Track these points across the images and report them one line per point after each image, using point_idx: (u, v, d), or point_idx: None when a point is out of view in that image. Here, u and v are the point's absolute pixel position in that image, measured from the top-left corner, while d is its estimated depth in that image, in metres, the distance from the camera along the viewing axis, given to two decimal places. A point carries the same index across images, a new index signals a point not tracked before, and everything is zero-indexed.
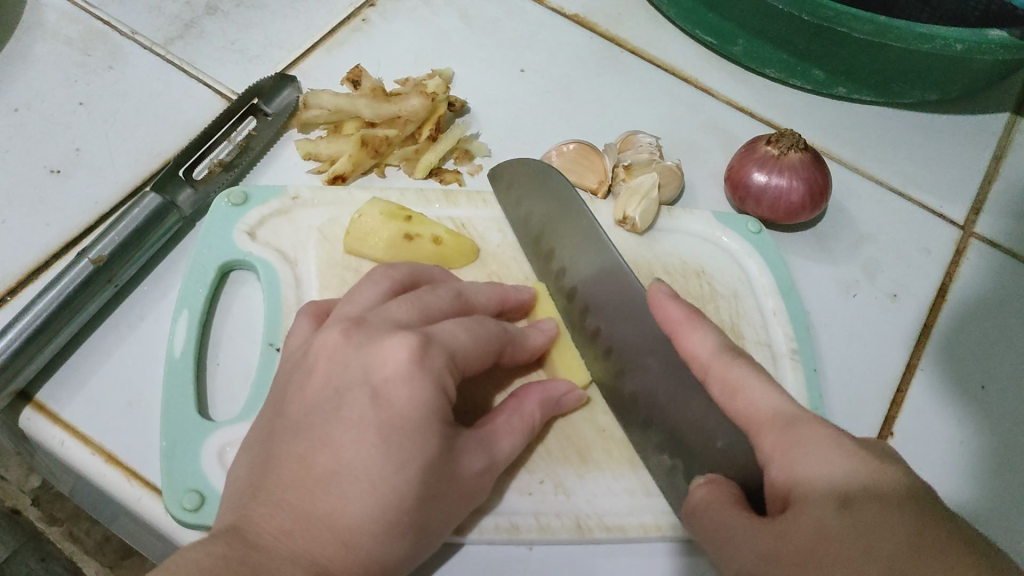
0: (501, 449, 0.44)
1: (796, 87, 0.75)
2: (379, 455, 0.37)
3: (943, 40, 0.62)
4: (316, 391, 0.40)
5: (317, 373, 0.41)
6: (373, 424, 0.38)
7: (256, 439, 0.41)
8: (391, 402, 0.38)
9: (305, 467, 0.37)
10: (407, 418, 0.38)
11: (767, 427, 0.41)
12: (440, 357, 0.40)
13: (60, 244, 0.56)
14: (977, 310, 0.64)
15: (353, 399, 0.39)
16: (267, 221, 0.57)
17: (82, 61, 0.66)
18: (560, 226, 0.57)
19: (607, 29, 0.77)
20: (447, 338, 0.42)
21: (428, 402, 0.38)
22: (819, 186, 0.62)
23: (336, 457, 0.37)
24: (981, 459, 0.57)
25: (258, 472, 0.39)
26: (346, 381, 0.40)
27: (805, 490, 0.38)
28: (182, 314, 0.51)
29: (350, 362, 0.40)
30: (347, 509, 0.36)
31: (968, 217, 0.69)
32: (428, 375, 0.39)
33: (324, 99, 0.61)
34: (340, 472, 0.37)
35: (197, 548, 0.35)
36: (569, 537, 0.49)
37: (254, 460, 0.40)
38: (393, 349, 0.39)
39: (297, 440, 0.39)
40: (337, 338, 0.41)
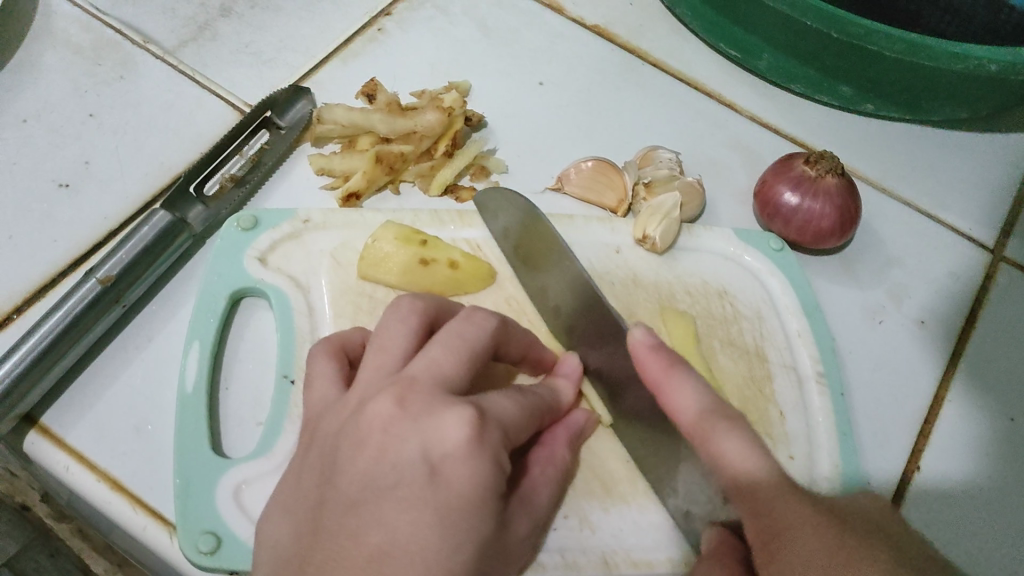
0: (540, 505, 0.44)
1: (821, 102, 0.73)
2: (437, 538, 0.34)
3: (977, 61, 0.60)
4: (370, 461, 0.36)
5: (369, 443, 0.37)
6: (431, 503, 0.35)
7: (301, 504, 0.37)
8: (450, 480, 0.36)
9: (357, 546, 0.33)
10: (465, 498, 0.35)
11: (750, 522, 0.39)
12: (495, 432, 0.38)
13: (68, 262, 0.55)
14: (1005, 337, 0.62)
15: (407, 474, 0.36)
16: (277, 247, 0.55)
17: (92, 70, 0.65)
18: (539, 253, 0.55)
19: (628, 40, 0.75)
20: (500, 412, 0.40)
21: (486, 484, 0.36)
22: (851, 214, 0.61)
23: (389, 535, 0.34)
24: (1011, 495, 0.55)
25: (302, 545, 0.35)
26: (401, 457, 0.36)
27: (782, 573, 0.36)
28: (194, 345, 0.50)
29: (405, 435, 0.37)
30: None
31: (997, 241, 0.67)
32: (486, 455, 0.37)
33: (338, 113, 0.60)
34: (395, 553, 0.33)
35: None
36: (595, 574, 0.48)
37: (299, 533, 0.36)
38: (452, 425, 0.37)
39: (349, 516, 0.35)
40: (389, 408, 0.38)
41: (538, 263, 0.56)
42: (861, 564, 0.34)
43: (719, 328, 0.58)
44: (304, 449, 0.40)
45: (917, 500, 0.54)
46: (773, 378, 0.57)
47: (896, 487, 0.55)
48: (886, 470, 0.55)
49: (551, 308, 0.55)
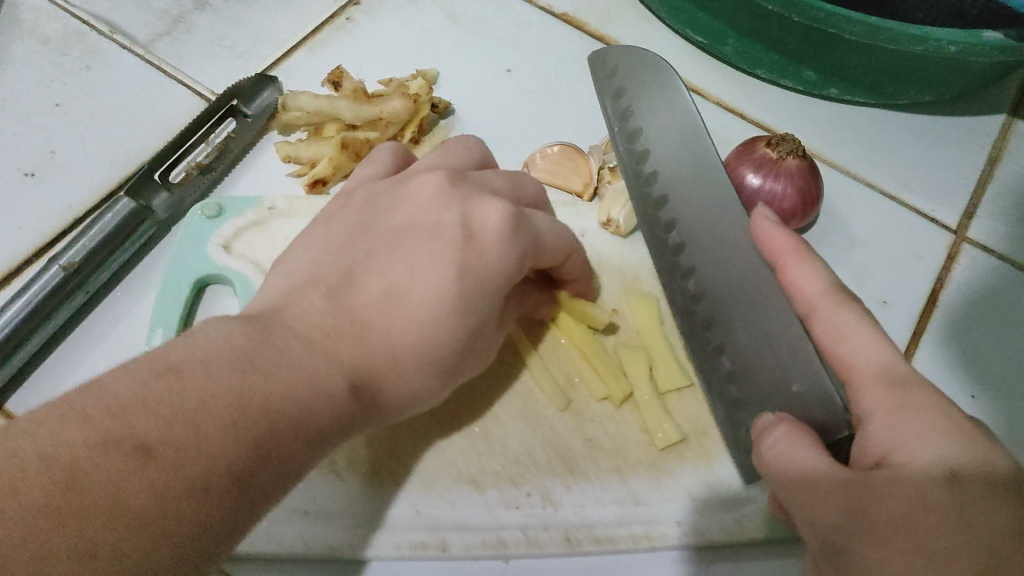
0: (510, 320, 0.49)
1: (786, 88, 0.74)
2: (449, 295, 0.42)
3: (937, 42, 0.60)
4: (407, 216, 0.45)
5: (408, 205, 0.46)
6: (453, 259, 0.43)
7: (331, 240, 0.46)
8: (478, 252, 0.43)
9: (378, 280, 0.42)
10: (488, 266, 0.43)
11: (874, 388, 0.42)
12: (529, 236, 0.45)
13: (32, 250, 0.55)
14: (967, 315, 0.62)
15: (442, 234, 0.44)
16: (242, 233, 0.56)
17: (58, 61, 0.65)
18: (670, 151, 0.54)
19: (596, 27, 0.75)
20: (537, 223, 0.46)
21: (507, 270, 0.44)
22: (813, 195, 0.62)
23: (404, 281, 0.42)
24: None
25: (326, 270, 0.43)
26: (431, 224, 0.44)
27: (905, 458, 0.38)
28: (158, 331, 0.51)
29: (449, 206, 0.45)
30: (401, 327, 0.41)
31: (961, 221, 0.67)
32: (516, 243, 0.44)
33: (303, 100, 0.61)
34: (407, 292, 0.42)
35: (224, 327, 0.37)
36: (558, 550, 0.48)
37: (317, 265, 0.44)
38: (490, 210, 0.44)
39: (371, 255, 0.44)
40: (433, 186, 0.46)
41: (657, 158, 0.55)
42: (962, 449, 0.38)
43: None
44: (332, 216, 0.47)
45: None
46: None
47: None
48: None
49: (645, 178, 0.55)
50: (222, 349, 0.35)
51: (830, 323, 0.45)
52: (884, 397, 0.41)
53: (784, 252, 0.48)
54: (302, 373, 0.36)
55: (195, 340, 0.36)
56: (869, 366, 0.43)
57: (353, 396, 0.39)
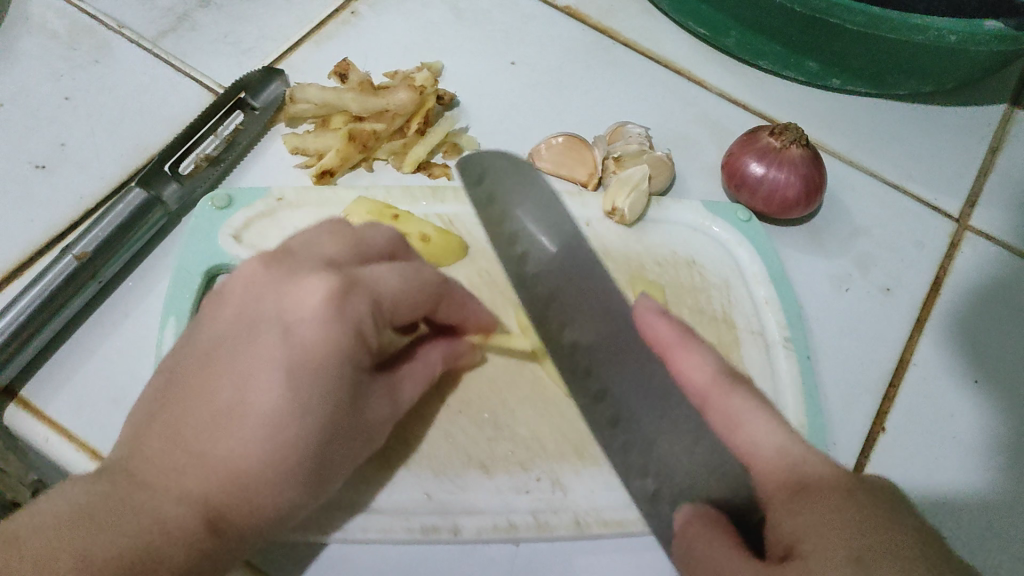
0: (405, 398, 0.46)
1: (789, 79, 0.74)
2: (286, 398, 0.38)
3: (937, 32, 0.61)
4: (234, 313, 0.42)
5: (231, 302, 0.42)
6: (281, 362, 0.39)
7: (162, 371, 0.42)
8: (304, 339, 0.39)
9: (207, 404, 0.38)
10: (316, 359, 0.39)
11: (773, 475, 0.38)
12: (365, 300, 0.41)
13: (44, 241, 0.56)
14: (970, 302, 0.63)
15: (263, 333, 0.40)
16: (252, 224, 0.56)
17: (68, 55, 0.66)
18: (508, 194, 0.53)
19: (598, 20, 0.76)
20: (375, 280, 0.42)
21: (341, 342, 0.40)
22: (816, 183, 0.62)
23: (241, 395, 0.38)
24: (975, 454, 0.56)
25: (160, 399, 0.40)
26: (260, 315, 0.41)
27: (808, 543, 0.34)
28: (171, 320, 0.51)
29: (268, 295, 0.41)
30: (244, 451, 0.37)
31: (962, 210, 0.68)
32: (346, 321, 0.40)
33: (311, 92, 0.61)
34: (246, 412, 0.38)
35: (77, 487, 0.36)
36: (568, 534, 0.49)
37: (156, 390, 0.40)
38: (310, 291, 0.40)
39: (201, 372, 0.40)
40: (257, 270, 0.43)
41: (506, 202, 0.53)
42: (875, 537, 0.33)
43: (686, 297, 0.60)
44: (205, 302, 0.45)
45: (883, 460, 0.56)
46: (740, 344, 0.58)
47: (862, 449, 0.56)
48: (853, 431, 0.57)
49: (515, 256, 0.52)
50: (61, 518, 0.34)
51: (723, 411, 0.40)
52: (791, 486, 0.37)
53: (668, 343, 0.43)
54: (150, 523, 0.35)
55: (48, 503, 0.35)
56: (771, 455, 0.38)
57: (216, 534, 0.36)
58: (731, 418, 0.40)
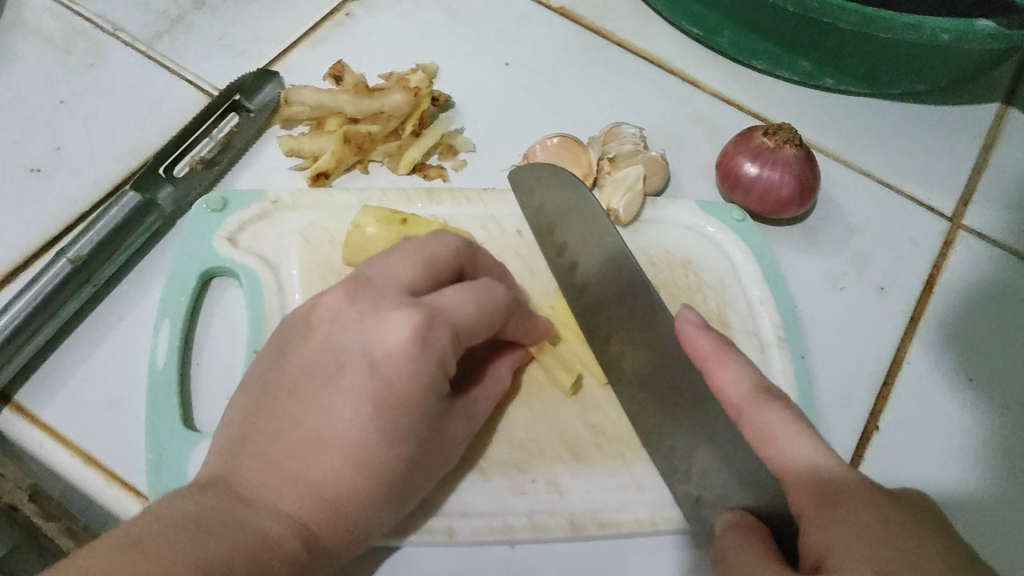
0: (483, 411, 0.48)
1: (783, 79, 0.74)
2: (374, 430, 0.40)
3: (930, 30, 0.61)
4: (318, 344, 0.43)
5: (317, 333, 0.43)
6: (369, 395, 0.40)
7: (253, 384, 0.44)
8: (389, 375, 0.40)
9: (298, 429, 0.40)
10: (403, 393, 0.40)
11: (799, 485, 0.38)
12: (444, 333, 0.41)
13: (40, 245, 0.56)
14: (964, 301, 0.63)
15: (350, 366, 0.41)
16: (247, 226, 0.56)
17: (62, 59, 0.66)
18: (569, 217, 0.56)
19: (593, 21, 0.76)
20: (452, 311, 0.42)
21: (426, 378, 0.41)
22: (810, 183, 0.62)
23: (329, 424, 0.40)
24: (969, 452, 0.56)
25: (251, 419, 0.42)
26: (347, 348, 0.42)
27: (838, 562, 0.35)
28: (165, 323, 0.51)
29: (353, 329, 0.42)
30: (331, 477, 0.40)
31: (956, 209, 0.68)
32: (430, 356, 0.41)
33: (306, 95, 0.61)
34: (333, 440, 0.40)
35: (188, 497, 0.38)
36: (564, 535, 0.49)
37: (249, 406, 0.43)
38: (397, 324, 0.41)
39: (292, 398, 0.41)
40: (340, 299, 0.43)
41: (564, 228, 0.57)
42: (908, 556, 0.35)
43: (682, 297, 0.60)
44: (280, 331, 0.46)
45: (877, 458, 0.56)
46: (735, 343, 0.58)
47: (856, 448, 0.56)
48: (846, 430, 0.57)
49: (566, 266, 0.57)
50: (184, 520, 0.36)
51: (758, 426, 0.41)
52: (823, 498, 0.38)
53: (706, 356, 0.44)
54: (254, 536, 0.37)
55: (160, 512, 0.37)
56: (800, 465, 0.39)
57: (309, 550, 0.39)
58: (761, 435, 0.41)
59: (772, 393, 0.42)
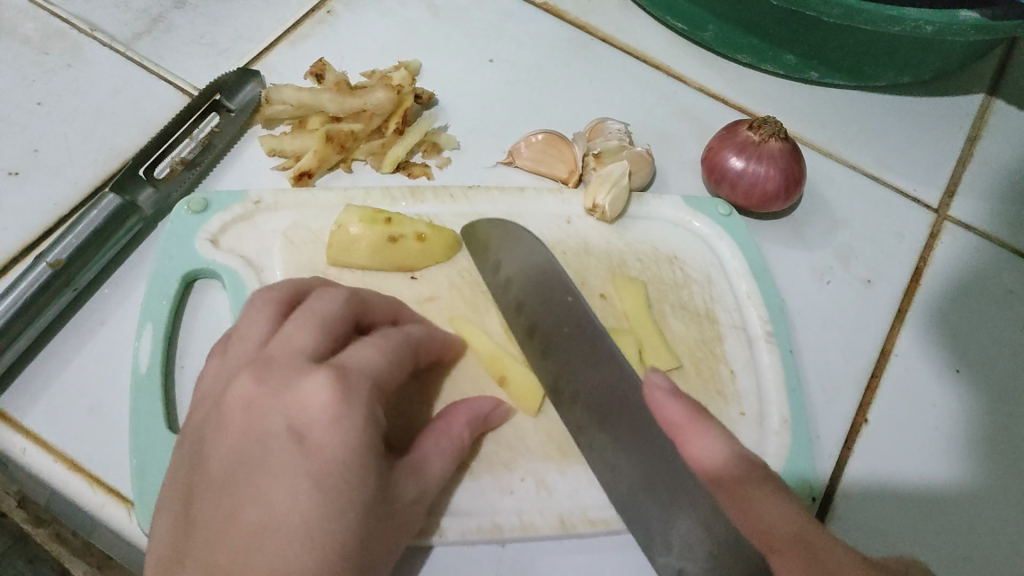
0: (434, 477, 0.44)
1: (767, 72, 0.74)
2: (319, 505, 0.36)
3: (913, 22, 0.61)
4: (234, 440, 0.39)
5: (229, 428, 0.40)
6: (304, 470, 0.37)
7: (171, 510, 0.38)
8: (317, 444, 0.37)
9: (235, 526, 0.35)
10: (337, 459, 0.37)
11: (780, 554, 0.37)
12: (363, 385, 0.41)
13: (19, 249, 0.55)
14: (950, 293, 0.63)
15: (276, 448, 0.38)
16: (229, 228, 0.56)
17: (39, 60, 0.65)
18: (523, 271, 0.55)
19: (577, 16, 0.76)
20: (364, 363, 0.42)
21: (361, 437, 0.38)
22: (796, 176, 0.62)
23: (267, 512, 0.36)
24: (956, 443, 0.57)
25: (179, 541, 0.36)
26: (268, 429, 0.38)
27: None
28: (147, 327, 0.50)
29: (269, 410, 0.39)
30: (283, 570, 0.34)
31: (941, 201, 0.68)
32: (357, 406, 0.39)
33: (287, 93, 0.61)
34: (273, 528, 0.35)
35: None
36: (553, 533, 0.49)
37: (173, 529, 0.37)
38: (313, 390, 0.39)
39: (222, 501, 0.37)
40: (249, 385, 0.40)
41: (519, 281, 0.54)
42: None
43: (669, 292, 0.59)
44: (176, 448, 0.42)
45: (865, 451, 0.56)
46: (723, 338, 0.58)
47: (844, 440, 0.56)
48: (834, 424, 0.57)
49: (501, 283, 0.55)
50: None
51: (740, 498, 0.40)
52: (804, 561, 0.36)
53: (680, 424, 0.43)
54: None
55: None
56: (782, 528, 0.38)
57: None
58: (745, 510, 0.40)
59: (752, 465, 0.42)
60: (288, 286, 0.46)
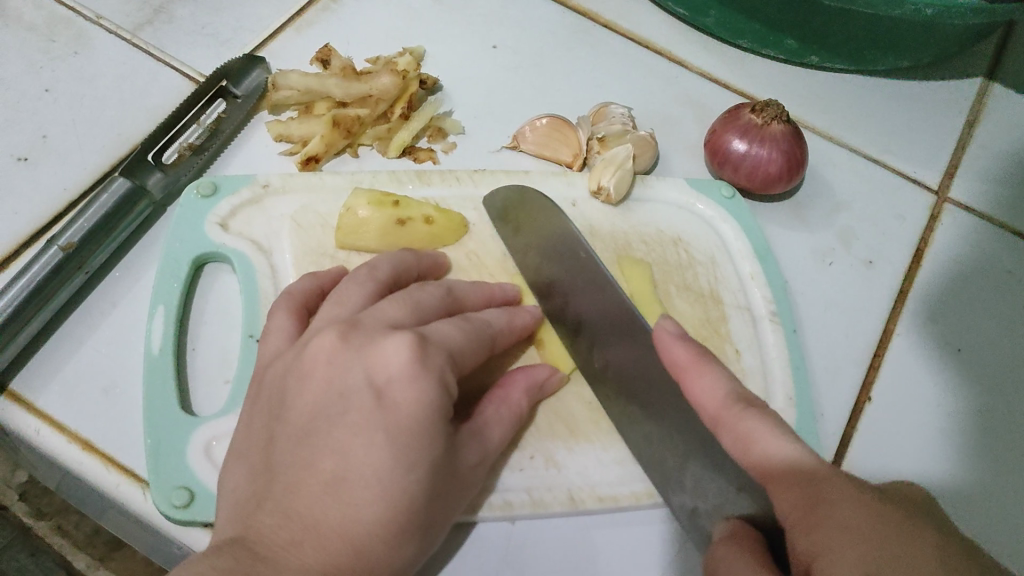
0: (494, 442, 0.45)
1: (768, 57, 0.75)
2: (391, 460, 0.37)
3: (912, 6, 0.61)
4: (316, 394, 0.41)
5: (315, 377, 0.41)
6: (380, 426, 0.38)
7: (252, 449, 0.41)
8: (395, 402, 0.39)
9: (313, 473, 0.38)
10: (412, 419, 0.38)
11: (781, 489, 0.37)
12: (440, 355, 0.41)
13: (30, 233, 0.55)
14: (950, 273, 0.64)
15: (356, 402, 0.39)
16: (238, 212, 0.56)
17: (45, 47, 0.65)
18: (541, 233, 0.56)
19: (579, 3, 0.76)
20: (443, 339, 0.43)
21: (434, 403, 0.39)
22: (797, 158, 0.63)
23: (344, 462, 0.38)
24: (956, 420, 0.57)
25: (261, 481, 0.39)
26: (349, 385, 0.40)
27: None
28: (159, 309, 0.51)
29: (351, 365, 0.40)
30: (355, 518, 0.37)
31: (941, 183, 0.69)
32: (431, 375, 0.40)
33: (293, 79, 0.61)
34: (348, 478, 0.37)
35: (203, 559, 0.34)
36: (563, 510, 0.49)
37: (256, 468, 0.40)
38: (394, 351, 0.40)
39: (302, 447, 0.39)
40: (333, 341, 0.42)
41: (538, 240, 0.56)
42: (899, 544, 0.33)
43: (674, 273, 0.60)
44: (254, 395, 0.44)
45: (868, 429, 0.57)
46: (728, 318, 0.59)
47: (847, 418, 0.57)
48: (838, 402, 0.57)
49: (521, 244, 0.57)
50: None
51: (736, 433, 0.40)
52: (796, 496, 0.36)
53: (686, 366, 0.43)
54: None
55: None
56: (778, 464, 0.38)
57: None
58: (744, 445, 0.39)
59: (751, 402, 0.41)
60: (387, 268, 0.48)
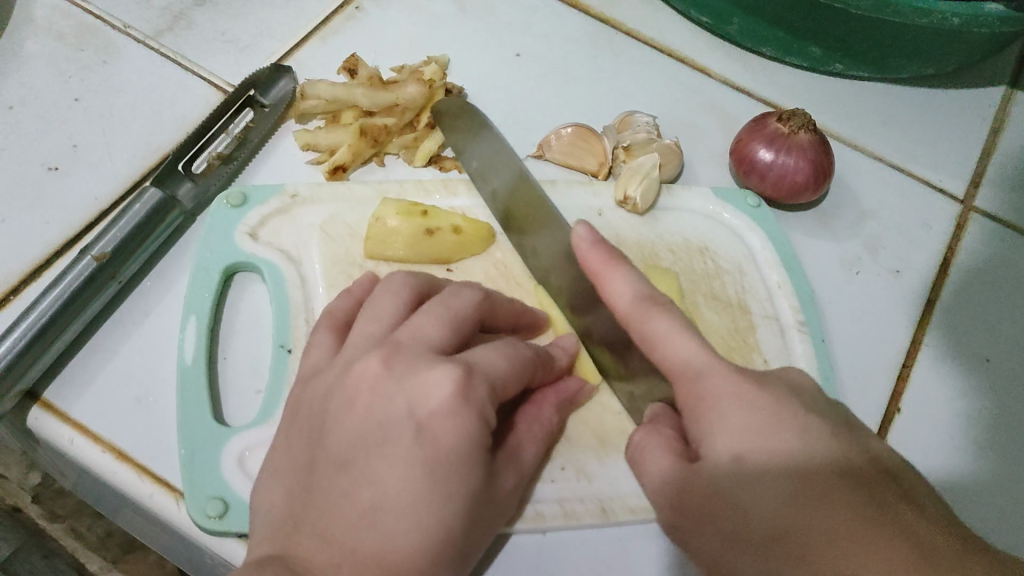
0: (528, 462, 0.46)
1: (792, 65, 0.75)
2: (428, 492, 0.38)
3: (940, 15, 0.61)
4: (355, 420, 0.41)
5: (357, 403, 0.41)
6: (419, 457, 0.38)
7: (290, 469, 0.41)
8: (436, 435, 0.39)
9: (352, 502, 0.38)
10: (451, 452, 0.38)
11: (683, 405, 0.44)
12: (482, 387, 0.41)
13: (62, 242, 0.56)
14: (977, 282, 0.64)
15: (397, 433, 0.39)
16: (268, 221, 0.56)
17: (74, 56, 0.65)
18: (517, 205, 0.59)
19: (601, 11, 0.76)
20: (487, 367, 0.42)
21: (473, 437, 0.39)
22: (824, 168, 0.63)
23: (382, 491, 0.38)
24: (985, 430, 0.57)
25: (298, 503, 0.39)
26: (390, 415, 0.40)
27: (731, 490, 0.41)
28: (191, 320, 0.51)
29: (392, 395, 0.40)
30: (392, 546, 0.37)
31: (967, 191, 0.69)
32: (472, 409, 0.40)
33: (321, 88, 0.61)
34: (386, 507, 0.37)
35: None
36: (594, 521, 0.49)
37: (292, 490, 0.40)
38: (436, 382, 0.40)
39: (341, 474, 0.39)
40: (376, 367, 0.41)
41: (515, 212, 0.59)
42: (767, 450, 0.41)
43: (701, 282, 0.60)
44: (292, 411, 0.44)
45: (897, 440, 0.56)
46: (756, 328, 0.59)
47: (876, 428, 0.57)
48: (867, 412, 0.57)
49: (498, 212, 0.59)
50: None
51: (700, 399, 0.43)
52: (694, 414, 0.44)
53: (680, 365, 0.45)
54: None
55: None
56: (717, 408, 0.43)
57: None
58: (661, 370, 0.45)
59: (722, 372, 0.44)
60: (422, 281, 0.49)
